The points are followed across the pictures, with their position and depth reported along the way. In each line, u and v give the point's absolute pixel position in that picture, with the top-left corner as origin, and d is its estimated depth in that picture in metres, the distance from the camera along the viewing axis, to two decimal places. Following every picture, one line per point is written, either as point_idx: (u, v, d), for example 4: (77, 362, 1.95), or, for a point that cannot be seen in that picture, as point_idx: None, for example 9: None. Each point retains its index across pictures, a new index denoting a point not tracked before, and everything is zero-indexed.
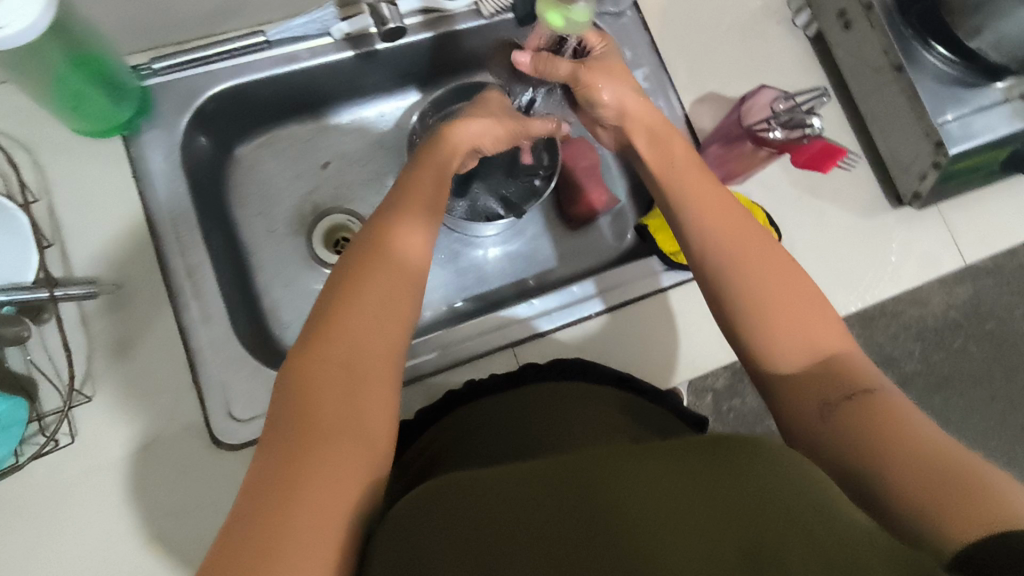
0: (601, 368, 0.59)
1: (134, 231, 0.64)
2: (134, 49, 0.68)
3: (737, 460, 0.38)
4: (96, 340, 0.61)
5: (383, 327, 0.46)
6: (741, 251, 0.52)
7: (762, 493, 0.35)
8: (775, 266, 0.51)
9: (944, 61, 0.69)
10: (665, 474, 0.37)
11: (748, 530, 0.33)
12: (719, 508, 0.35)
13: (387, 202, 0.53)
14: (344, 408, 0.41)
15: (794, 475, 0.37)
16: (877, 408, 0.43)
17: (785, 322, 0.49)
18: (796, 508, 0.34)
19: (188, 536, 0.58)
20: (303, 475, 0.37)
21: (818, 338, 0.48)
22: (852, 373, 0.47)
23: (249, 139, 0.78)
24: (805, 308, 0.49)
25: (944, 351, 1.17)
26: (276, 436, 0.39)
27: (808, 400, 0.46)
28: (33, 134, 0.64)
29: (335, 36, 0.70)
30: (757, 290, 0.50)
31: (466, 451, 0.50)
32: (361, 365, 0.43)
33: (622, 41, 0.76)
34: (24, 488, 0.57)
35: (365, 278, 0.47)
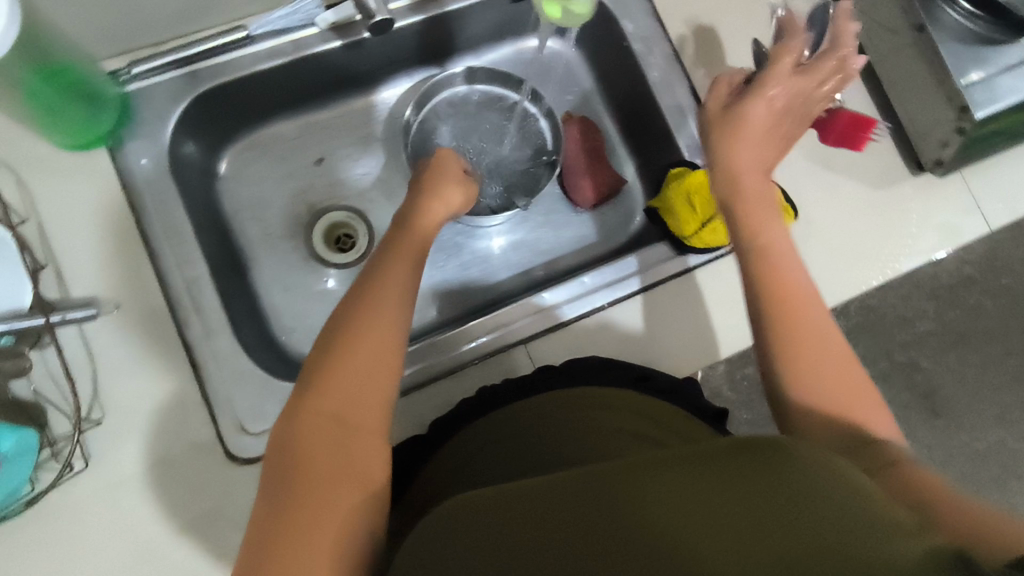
0: (618, 367, 0.58)
1: (129, 245, 0.62)
2: (110, 54, 0.64)
3: (770, 467, 0.36)
4: (99, 362, 0.59)
5: (378, 372, 0.46)
6: (779, 283, 0.53)
7: (793, 497, 0.33)
8: (812, 326, 0.51)
9: (967, 16, 0.65)
10: (695, 480, 0.36)
11: (783, 542, 0.30)
12: (753, 516, 0.32)
13: (384, 251, 0.54)
14: (339, 454, 0.42)
15: (822, 479, 0.34)
16: (900, 456, 0.44)
17: (828, 363, 0.50)
18: (835, 513, 0.31)
19: (212, 551, 0.58)
20: (299, 525, 0.38)
21: (849, 399, 0.48)
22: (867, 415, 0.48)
23: (237, 139, 0.75)
24: (838, 356, 0.50)
25: (960, 309, 1.15)
26: (270, 485, 0.41)
27: (831, 433, 0.47)
28: (13, 151, 0.61)
29: (320, 26, 0.66)
30: (798, 343, 0.50)
31: (469, 477, 0.49)
32: (355, 412, 0.44)
33: (623, 13, 0.72)
34: (42, 515, 0.56)
35: (363, 327, 0.47)
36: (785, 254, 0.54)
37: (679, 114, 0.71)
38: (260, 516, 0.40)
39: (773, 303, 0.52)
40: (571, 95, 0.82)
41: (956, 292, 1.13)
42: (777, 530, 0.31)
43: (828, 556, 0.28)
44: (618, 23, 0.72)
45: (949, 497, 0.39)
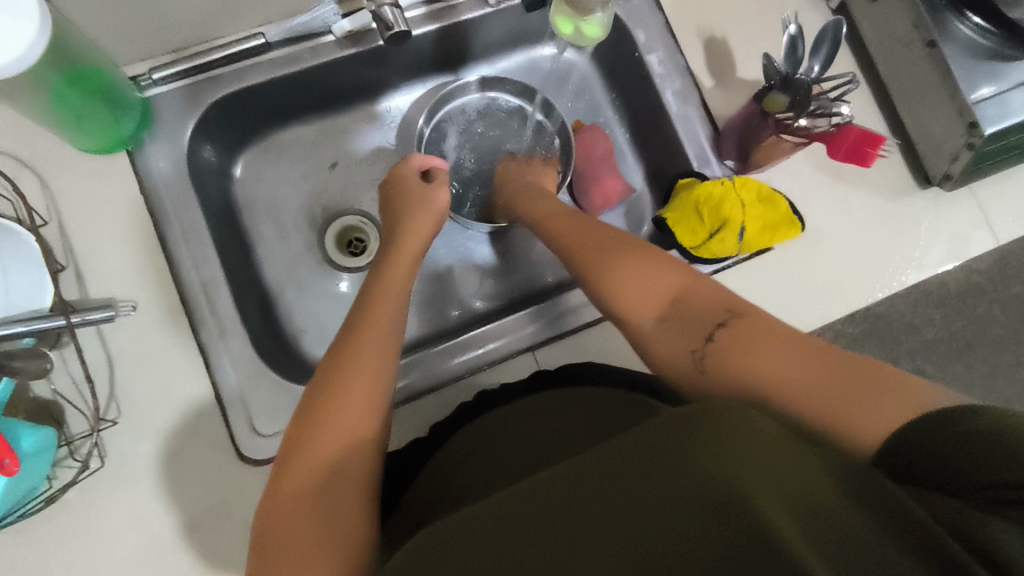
0: (612, 376, 0.61)
1: (147, 248, 0.63)
2: (131, 60, 0.66)
3: (702, 426, 0.37)
4: (117, 363, 0.61)
5: (362, 418, 0.49)
6: (610, 259, 0.58)
7: (727, 442, 0.35)
8: (643, 277, 0.55)
9: (978, 31, 0.65)
10: (645, 464, 0.37)
11: (719, 493, 0.34)
12: (697, 483, 0.34)
13: (361, 302, 0.58)
14: (333, 498, 0.45)
15: (740, 423, 0.37)
16: (738, 333, 0.48)
17: (642, 289, 0.54)
18: (766, 463, 0.34)
19: (222, 551, 0.59)
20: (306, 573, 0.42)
21: (664, 291, 0.53)
22: (707, 304, 0.51)
23: (253, 143, 0.76)
24: (659, 279, 0.54)
25: (968, 318, 1.16)
26: (267, 532, 0.44)
27: (678, 351, 0.50)
28: (36, 155, 0.62)
29: (336, 34, 0.67)
30: (628, 294, 0.55)
31: (459, 484, 0.52)
32: (344, 461, 0.47)
33: (635, 24, 0.72)
34: (58, 512, 0.58)
35: (345, 376, 0.50)
36: (634, 284, 0.55)
37: (689, 124, 0.72)
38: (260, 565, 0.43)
39: (597, 284, 0.58)
40: (582, 103, 0.82)
41: (964, 302, 1.14)
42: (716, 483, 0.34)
43: (760, 505, 0.32)
44: (631, 33, 0.72)
45: (799, 383, 0.44)
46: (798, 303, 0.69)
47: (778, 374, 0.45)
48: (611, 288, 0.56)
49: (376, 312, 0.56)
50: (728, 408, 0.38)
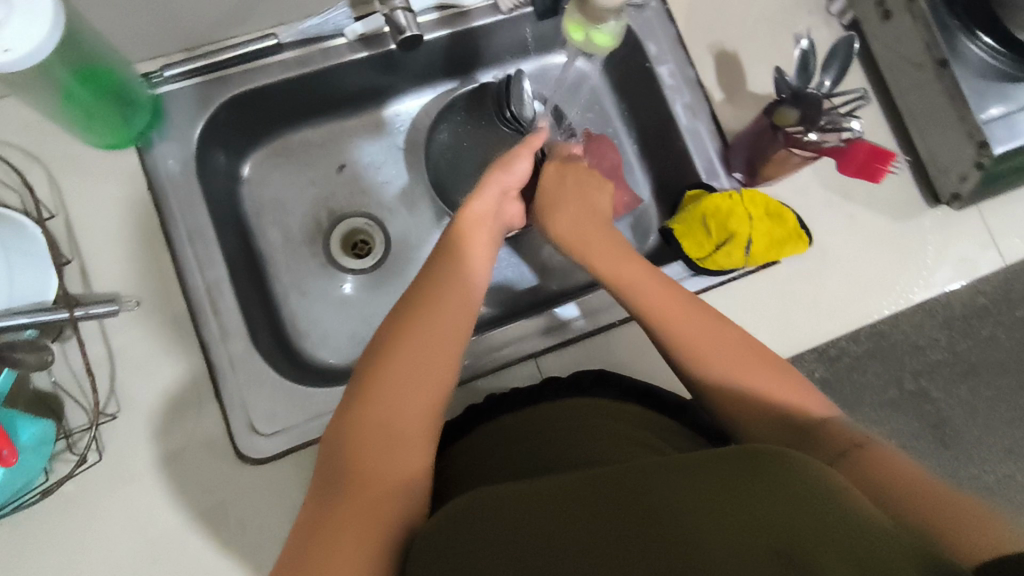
0: (625, 382, 0.59)
1: (152, 244, 0.63)
2: (144, 57, 0.66)
3: (766, 467, 0.41)
4: (118, 358, 0.61)
5: (425, 385, 0.52)
6: (727, 360, 0.56)
7: (787, 497, 0.39)
8: (737, 356, 0.56)
9: (990, 52, 0.65)
10: (701, 482, 0.41)
11: (771, 536, 0.36)
12: (749, 513, 0.38)
13: (427, 271, 0.59)
14: (385, 449, 0.49)
15: (813, 482, 0.40)
16: (870, 460, 0.49)
17: (753, 381, 0.55)
18: (819, 509, 0.38)
19: (217, 552, 0.58)
20: (358, 516, 0.46)
21: (774, 399, 0.55)
22: (840, 436, 0.52)
23: (262, 143, 0.76)
24: (771, 382, 0.56)
25: (972, 340, 1.15)
26: (326, 481, 0.48)
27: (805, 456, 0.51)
28: (45, 148, 0.62)
29: (349, 36, 0.68)
30: (762, 393, 0.55)
31: (472, 480, 0.52)
32: (404, 422, 0.50)
33: (646, 36, 0.72)
34: (54, 508, 0.57)
35: (408, 344, 0.53)
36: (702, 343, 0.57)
37: (698, 136, 0.72)
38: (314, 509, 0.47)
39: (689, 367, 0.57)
40: (592, 113, 0.82)
41: (968, 323, 1.13)
42: (773, 530, 0.37)
43: (811, 545, 0.36)
44: (642, 45, 0.73)
45: (923, 504, 0.44)
46: (802, 318, 0.69)
47: (906, 496, 0.45)
48: (726, 372, 0.56)
49: (442, 284, 0.57)
50: (773, 451, 0.43)
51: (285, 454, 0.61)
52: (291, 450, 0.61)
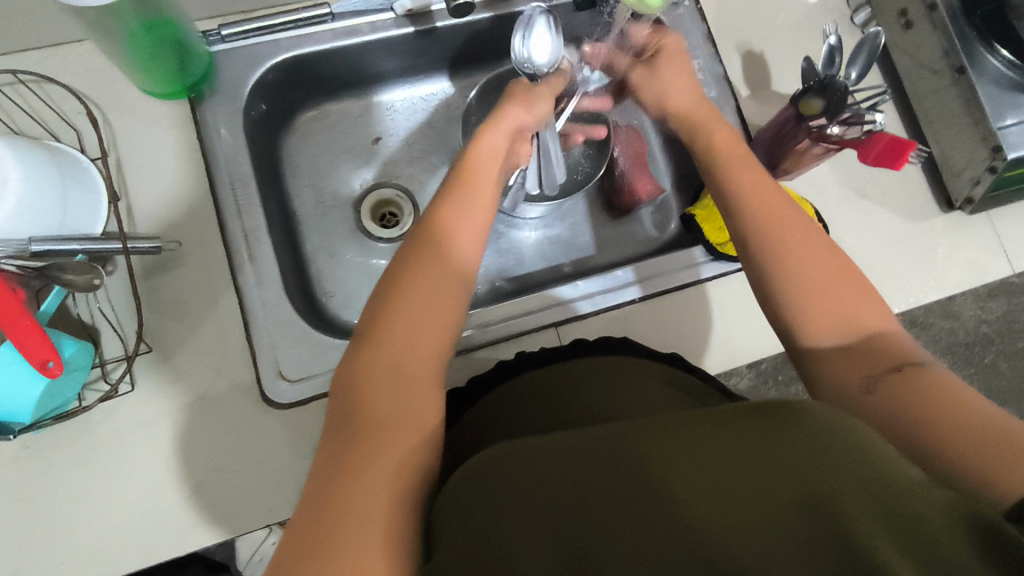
0: (646, 350, 0.62)
1: (195, 192, 0.66)
2: (203, 16, 0.69)
3: (792, 424, 0.38)
4: (155, 296, 0.63)
5: (430, 329, 0.50)
6: (800, 258, 0.53)
7: (817, 450, 0.36)
8: (837, 276, 0.53)
9: (1007, 64, 0.68)
10: (724, 437, 0.38)
11: (803, 486, 0.35)
12: (779, 467, 0.36)
13: (423, 219, 0.56)
14: (396, 393, 0.46)
15: (846, 439, 0.37)
16: (920, 380, 0.46)
17: (825, 294, 0.52)
18: (853, 462, 0.35)
19: (235, 489, 0.60)
20: (372, 466, 0.42)
21: (854, 315, 0.51)
22: (892, 350, 0.49)
23: (303, 111, 0.79)
24: (858, 306, 0.52)
25: (975, 367, 1.18)
26: (337, 431, 0.45)
27: (847, 376, 0.49)
28: (104, 93, 0.66)
29: (397, 11, 0.71)
30: (813, 304, 0.52)
31: (510, 425, 0.52)
32: (409, 367, 0.48)
33: (678, 31, 0.76)
34: (86, 429, 0.60)
35: (411, 288, 0.51)
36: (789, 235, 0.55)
37: None
38: (326, 460, 0.43)
39: (757, 250, 0.55)
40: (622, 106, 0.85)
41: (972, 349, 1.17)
42: (804, 484, 0.35)
43: (849, 500, 0.34)
44: None
45: (964, 430, 0.42)
46: None
47: (952, 417, 0.43)
48: (789, 273, 0.53)
49: (442, 235, 0.54)
50: (798, 407, 0.40)
51: (307, 402, 0.63)
52: (312, 400, 0.63)
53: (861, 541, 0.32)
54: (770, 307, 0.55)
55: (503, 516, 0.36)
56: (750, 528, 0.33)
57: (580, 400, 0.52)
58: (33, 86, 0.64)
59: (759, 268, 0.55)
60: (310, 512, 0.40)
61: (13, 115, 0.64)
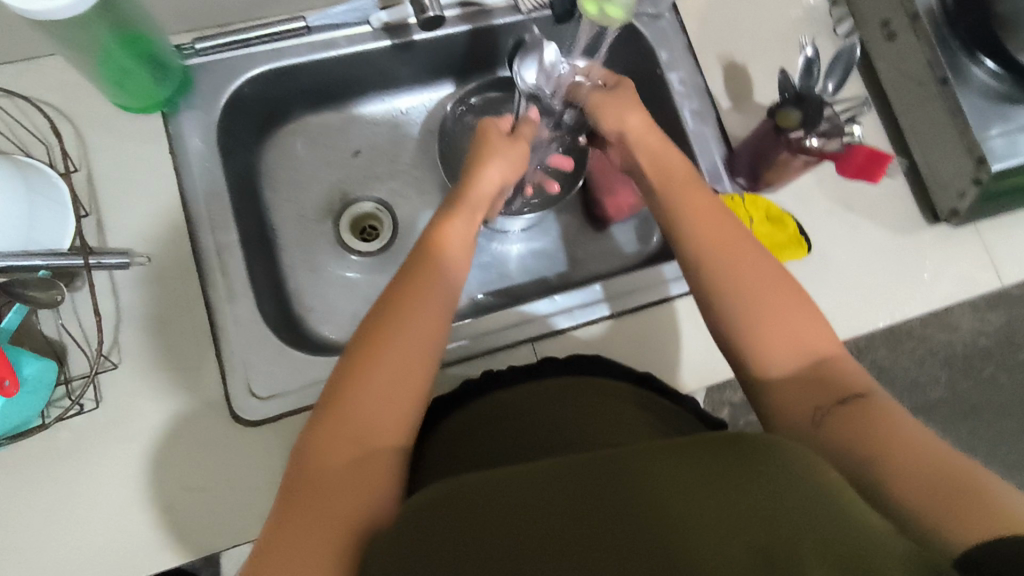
0: (623, 367, 0.61)
1: (167, 205, 0.65)
2: (178, 30, 0.69)
3: (748, 464, 0.37)
4: (125, 311, 0.62)
5: (400, 388, 0.48)
6: (745, 290, 0.52)
7: (774, 497, 0.35)
8: (786, 302, 0.52)
9: (990, 75, 0.68)
10: (677, 478, 0.37)
11: (762, 538, 0.33)
12: (734, 515, 0.34)
13: (399, 276, 0.54)
14: (364, 433, 0.46)
15: (808, 481, 0.36)
16: (869, 411, 0.46)
17: (775, 320, 0.51)
18: (813, 513, 0.34)
19: (202, 509, 0.59)
20: (310, 538, 0.41)
21: (805, 343, 0.50)
22: (842, 378, 0.49)
23: (283, 124, 0.79)
24: (809, 335, 0.51)
25: (972, 381, 1.19)
26: (299, 468, 0.45)
27: (798, 407, 0.48)
28: (76, 108, 0.65)
29: (374, 24, 0.70)
30: (766, 335, 0.51)
31: (476, 450, 0.52)
32: (369, 441, 0.46)
33: (658, 44, 0.75)
34: (51, 448, 0.59)
35: (380, 351, 0.49)
36: (738, 262, 0.53)
37: (705, 141, 0.74)
38: (286, 500, 0.43)
39: (709, 276, 0.54)
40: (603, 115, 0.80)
41: (970, 363, 1.17)
42: (765, 533, 0.33)
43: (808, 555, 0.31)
44: (654, 52, 0.75)
45: (912, 468, 0.41)
46: None
47: (903, 452, 0.42)
48: (739, 305, 0.52)
49: (420, 287, 0.53)
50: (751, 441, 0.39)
51: (278, 419, 0.62)
52: (282, 417, 0.61)
53: None
54: (722, 335, 0.53)
55: (445, 558, 0.35)
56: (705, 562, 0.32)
57: (546, 426, 0.51)
58: (5, 101, 0.64)
59: (712, 299, 0.53)
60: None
61: None
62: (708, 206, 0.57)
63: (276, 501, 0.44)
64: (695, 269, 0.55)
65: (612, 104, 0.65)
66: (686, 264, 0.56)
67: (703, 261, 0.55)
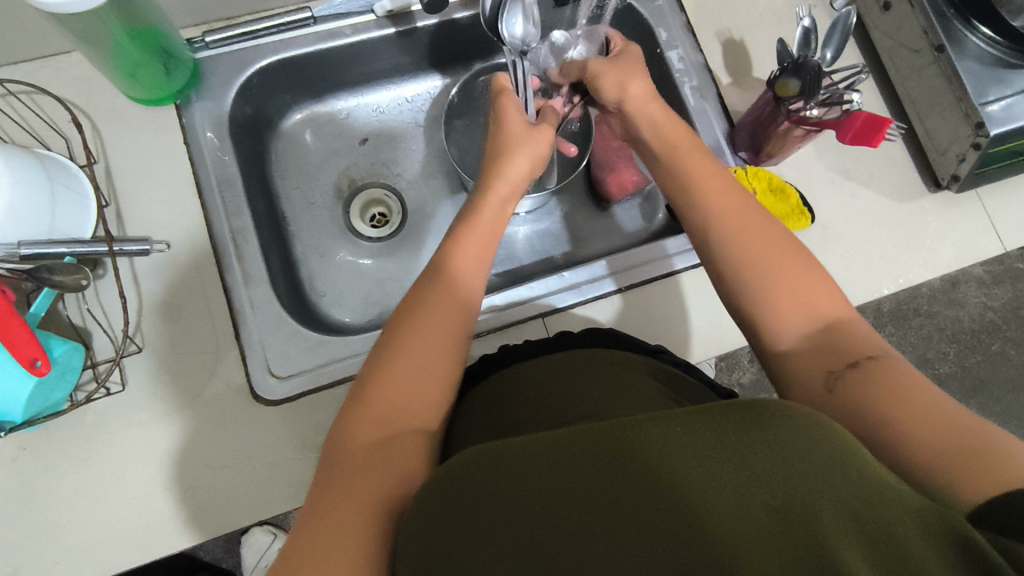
0: (635, 341, 0.62)
1: (182, 194, 0.67)
2: (188, 23, 0.71)
3: (767, 423, 0.37)
4: (146, 297, 0.64)
5: (424, 377, 0.50)
6: (748, 255, 0.53)
7: (793, 455, 0.35)
8: (796, 267, 0.52)
9: (988, 42, 0.69)
10: (698, 438, 0.36)
11: (780, 496, 0.33)
12: (755, 473, 0.34)
13: (417, 283, 0.56)
14: (393, 420, 0.47)
15: (824, 440, 0.36)
16: (881, 374, 0.46)
17: (788, 288, 0.51)
18: (829, 470, 0.34)
19: (226, 486, 0.61)
20: (342, 517, 0.41)
21: (815, 308, 0.51)
22: (853, 343, 0.49)
23: (291, 114, 0.80)
24: (821, 301, 0.51)
25: (981, 355, 1.18)
26: (333, 452, 0.47)
27: (810, 373, 0.48)
28: (92, 102, 0.67)
29: (377, 13, 0.72)
30: (775, 303, 0.51)
31: (495, 419, 0.53)
32: (397, 426, 0.47)
33: (656, 22, 0.76)
34: (78, 429, 0.61)
35: (404, 349, 0.50)
36: (750, 230, 0.54)
37: (706, 116, 0.75)
38: (320, 486, 0.45)
39: (722, 240, 0.55)
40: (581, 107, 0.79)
41: (977, 337, 1.18)
42: (783, 491, 0.33)
43: (823, 514, 0.32)
44: (653, 31, 0.76)
45: (927, 429, 0.41)
46: None
47: (916, 414, 0.42)
48: (750, 270, 0.53)
49: (438, 284, 0.55)
50: (774, 402, 0.38)
51: (296, 397, 0.63)
52: (299, 396, 0.63)
53: (833, 563, 0.30)
54: (734, 301, 0.54)
55: (471, 530, 0.35)
56: (723, 523, 0.32)
57: (565, 394, 0.52)
58: (24, 97, 0.66)
59: (721, 264, 0.54)
60: (284, 563, 0.40)
61: (5, 126, 0.65)
62: (715, 175, 0.58)
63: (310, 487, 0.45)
64: (705, 236, 0.56)
65: (616, 71, 0.65)
66: (695, 231, 0.57)
67: (713, 229, 0.56)
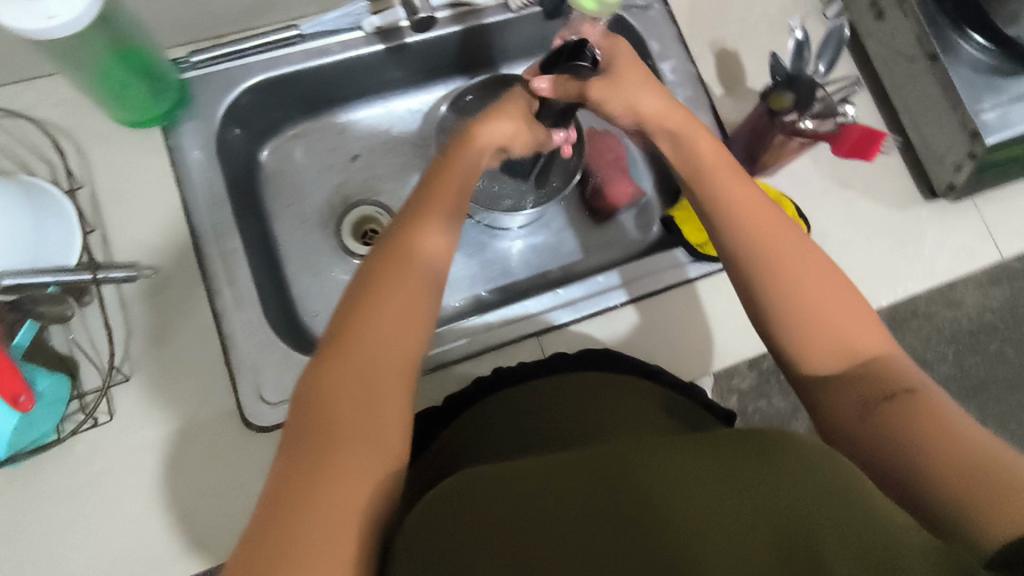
0: (631, 360, 0.61)
1: (170, 217, 0.66)
2: (175, 43, 0.70)
3: (767, 455, 0.36)
4: (135, 323, 0.63)
5: (393, 361, 0.45)
6: (780, 273, 0.51)
7: (794, 487, 0.34)
8: (837, 296, 0.50)
9: (980, 49, 0.68)
10: (698, 468, 0.36)
11: (781, 528, 0.32)
12: (755, 505, 0.33)
13: (379, 251, 0.50)
14: (360, 409, 0.43)
15: (827, 473, 0.36)
16: (920, 407, 0.45)
17: (821, 319, 0.50)
18: (832, 502, 0.33)
19: (219, 514, 0.60)
20: (312, 527, 0.37)
21: (848, 338, 0.49)
22: (893, 375, 0.48)
23: (281, 132, 0.79)
24: (856, 332, 0.50)
25: (979, 355, 1.18)
26: (294, 441, 0.41)
27: (845, 399, 0.48)
28: (77, 125, 0.66)
29: (366, 29, 0.71)
30: (809, 327, 0.50)
31: (490, 445, 0.52)
32: (364, 415, 0.43)
33: (649, 34, 0.76)
34: (67, 461, 0.60)
35: (370, 330, 0.45)
36: (780, 252, 0.51)
37: None
38: (278, 487, 0.39)
39: (749, 263, 0.52)
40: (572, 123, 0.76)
41: (976, 338, 1.17)
42: (785, 523, 0.32)
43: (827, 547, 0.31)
44: (645, 42, 0.76)
45: (961, 468, 0.40)
46: None
47: (953, 451, 0.41)
48: (779, 294, 0.51)
49: (403, 256, 0.49)
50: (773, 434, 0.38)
51: None
52: None
53: None
54: (760, 325, 0.52)
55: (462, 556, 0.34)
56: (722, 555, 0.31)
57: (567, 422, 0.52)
58: (7, 122, 0.65)
59: (748, 285, 0.52)
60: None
61: None
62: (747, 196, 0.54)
63: (264, 491, 0.40)
64: (733, 255, 0.53)
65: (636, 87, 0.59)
66: (723, 250, 0.54)
67: (740, 249, 0.53)
